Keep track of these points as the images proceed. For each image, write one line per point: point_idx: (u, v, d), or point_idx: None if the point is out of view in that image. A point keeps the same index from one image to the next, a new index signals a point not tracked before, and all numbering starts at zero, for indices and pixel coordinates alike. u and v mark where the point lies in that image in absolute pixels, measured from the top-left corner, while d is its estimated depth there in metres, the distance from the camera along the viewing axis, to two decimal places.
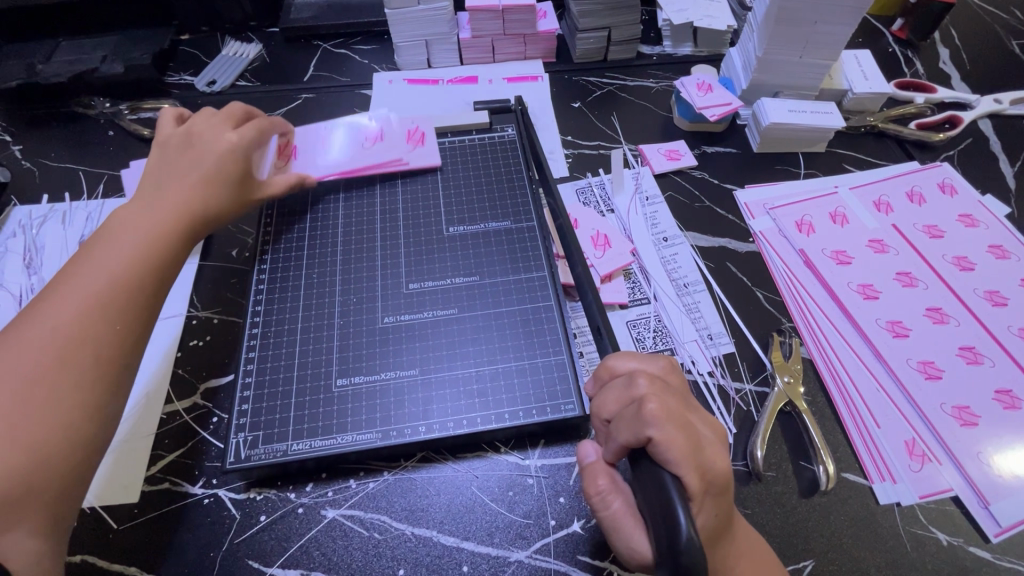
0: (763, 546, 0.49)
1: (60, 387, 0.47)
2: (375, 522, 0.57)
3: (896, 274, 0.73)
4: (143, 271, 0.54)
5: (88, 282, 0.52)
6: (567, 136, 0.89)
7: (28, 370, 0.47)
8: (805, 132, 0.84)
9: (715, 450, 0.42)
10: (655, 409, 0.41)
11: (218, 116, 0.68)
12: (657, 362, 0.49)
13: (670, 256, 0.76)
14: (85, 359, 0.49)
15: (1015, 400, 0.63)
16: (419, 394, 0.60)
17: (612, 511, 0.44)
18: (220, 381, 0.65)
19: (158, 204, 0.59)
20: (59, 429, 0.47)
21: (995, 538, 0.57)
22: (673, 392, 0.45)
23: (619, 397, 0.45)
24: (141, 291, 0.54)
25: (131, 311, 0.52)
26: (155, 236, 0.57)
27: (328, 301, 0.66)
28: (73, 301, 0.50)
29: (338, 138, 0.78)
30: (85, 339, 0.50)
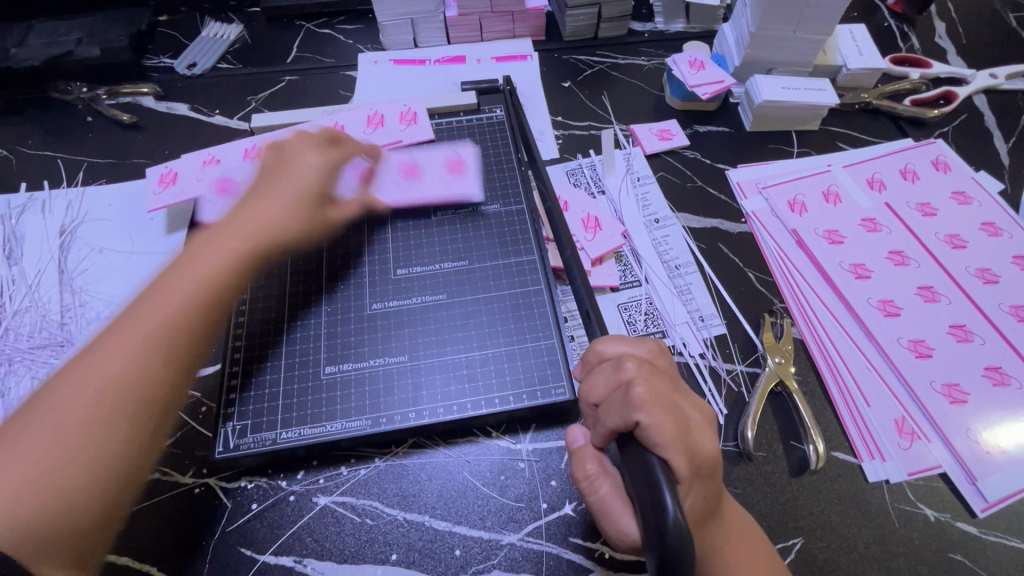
0: (752, 525, 0.50)
1: (97, 434, 0.44)
2: (366, 508, 0.57)
3: (888, 253, 0.73)
4: (193, 309, 0.50)
5: (143, 316, 0.49)
6: (558, 116, 0.87)
7: (65, 417, 0.44)
8: (798, 109, 0.83)
9: (703, 432, 0.42)
10: (643, 393, 0.41)
11: (297, 141, 0.65)
12: (645, 346, 0.48)
13: (661, 237, 0.75)
14: (125, 405, 0.45)
15: (1004, 376, 0.64)
16: (408, 381, 0.60)
17: (601, 495, 0.44)
18: (208, 371, 0.65)
19: (216, 236, 0.55)
20: (86, 475, 0.43)
21: (982, 513, 0.57)
22: (661, 376, 0.45)
23: (606, 382, 0.45)
24: (187, 331, 0.49)
25: (175, 351, 0.48)
26: (210, 270, 0.52)
27: (315, 287, 0.65)
28: (118, 340, 0.47)
29: (418, 165, 0.74)
30: (140, 375, 0.46)
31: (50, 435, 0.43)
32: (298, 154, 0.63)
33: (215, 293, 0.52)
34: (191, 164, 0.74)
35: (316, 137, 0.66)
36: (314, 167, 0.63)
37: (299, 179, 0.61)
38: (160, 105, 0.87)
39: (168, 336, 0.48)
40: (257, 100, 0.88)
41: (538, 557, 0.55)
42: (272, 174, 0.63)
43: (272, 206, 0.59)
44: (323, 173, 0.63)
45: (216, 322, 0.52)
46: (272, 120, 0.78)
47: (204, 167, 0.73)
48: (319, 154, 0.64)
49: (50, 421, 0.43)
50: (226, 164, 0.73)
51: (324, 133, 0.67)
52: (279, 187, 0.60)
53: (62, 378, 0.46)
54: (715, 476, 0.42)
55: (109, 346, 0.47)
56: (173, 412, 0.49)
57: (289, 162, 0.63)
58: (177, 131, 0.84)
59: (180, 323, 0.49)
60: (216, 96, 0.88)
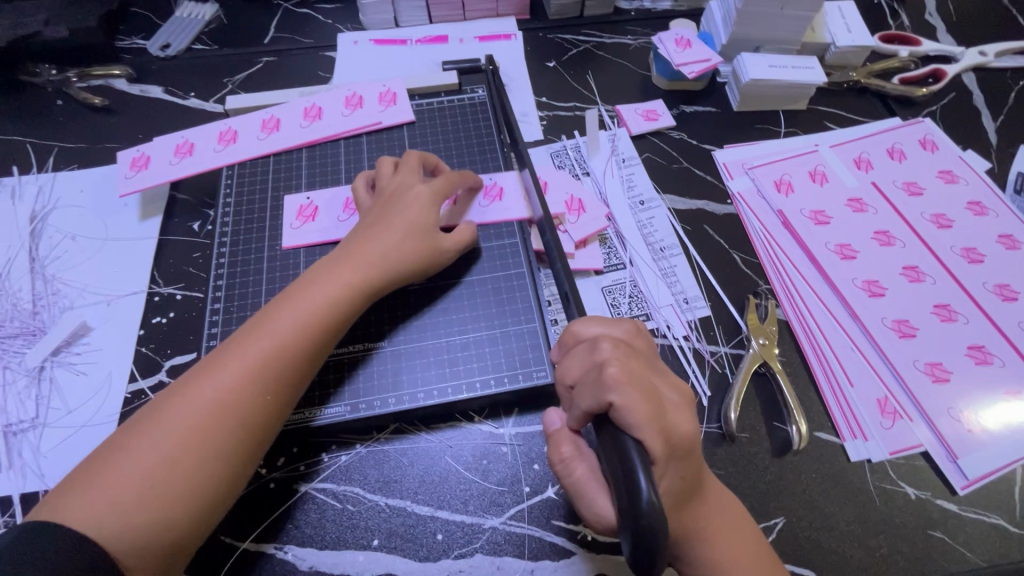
0: (735, 505, 0.49)
1: (196, 454, 0.47)
2: (348, 494, 0.56)
3: (874, 233, 0.72)
4: (293, 344, 0.52)
5: (242, 347, 0.51)
6: (542, 97, 0.85)
7: (172, 433, 0.47)
8: (784, 88, 0.81)
9: (678, 413, 0.42)
10: (617, 374, 0.40)
11: (401, 171, 0.64)
12: (621, 327, 0.48)
13: (646, 219, 0.74)
14: (224, 430, 0.48)
15: (986, 355, 0.64)
16: (387, 367, 0.59)
17: (576, 478, 0.44)
18: (184, 358, 0.63)
19: (337, 265, 0.57)
20: (179, 490, 0.46)
21: (962, 491, 0.58)
22: (637, 356, 0.44)
23: (582, 363, 0.44)
24: (285, 366, 0.51)
25: (272, 384, 0.51)
26: (313, 304, 0.54)
27: (292, 274, 0.65)
28: (224, 367, 0.50)
29: (499, 187, 0.69)
30: (232, 410, 0.49)
31: (157, 448, 0.46)
32: (403, 186, 0.62)
33: (311, 336, 0.53)
34: (164, 149, 0.72)
35: (412, 167, 0.64)
36: (418, 199, 0.61)
37: (418, 213, 0.61)
38: (133, 87, 0.84)
39: (263, 370, 0.50)
40: (233, 82, 0.85)
41: (520, 540, 0.54)
42: (392, 201, 0.62)
43: (390, 239, 0.59)
44: (426, 204, 0.61)
45: (313, 359, 0.53)
46: (247, 102, 0.76)
47: (177, 153, 0.72)
48: (419, 185, 0.62)
49: (159, 434, 0.47)
50: (200, 151, 0.72)
51: (417, 159, 0.65)
52: (386, 218, 0.60)
53: (169, 397, 0.49)
54: (690, 455, 0.42)
55: (217, 370, 0.50)
56: (264, 442, 0.51)
57: (396, 196, 0.62)
58: (150, 114, 0.82)
59: (273, 359, 0.51)
60: (191, 78, 0.86)
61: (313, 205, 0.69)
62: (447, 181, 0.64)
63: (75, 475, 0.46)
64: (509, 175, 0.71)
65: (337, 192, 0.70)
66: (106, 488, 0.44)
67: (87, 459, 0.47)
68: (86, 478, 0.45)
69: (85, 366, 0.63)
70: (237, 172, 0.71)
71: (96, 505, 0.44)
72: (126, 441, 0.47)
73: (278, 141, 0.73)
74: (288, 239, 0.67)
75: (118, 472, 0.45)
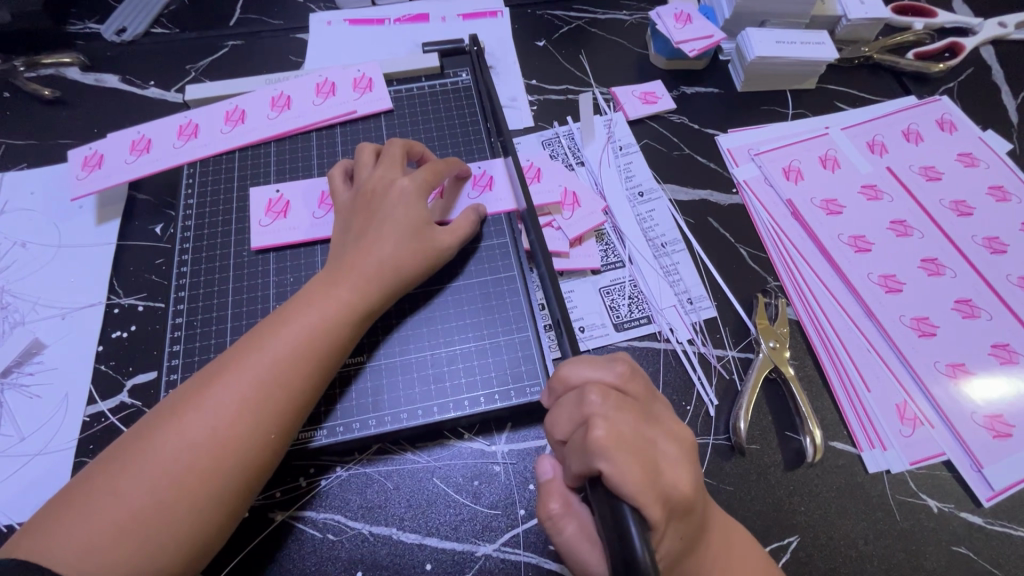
0: (746, 541, 0.46)
1: (191, 492, 0.42)
2: (328, 522, 0.52)
3: (890, 222, 0.67)
4: (295, 368, 0.47)
5: (241, 369, 0.46)
6: (531, 80, 0.79)
7: (163, 463, 0.42)
8: (792, 66, 0.76)
9: (676, 468, 0.38)
10: (604, 438, 0.36)
11: (382, 163, 0.58)
12: (615, 369, 0.42)
13: (646, 212, 0.69)
14: (222, 466, 0.43)
15: (1012, 354, 0.59)
16: (366, 384, 0.55)
17: (567, 536, 0.40)
18: (147, 377, 0.58)
19: (338, 275, 0.52)
20: (171, 532, 0.41)
21: (987, 502, 0.54)
22: (630, 405, 0.40)
23: (570, 417, 0.40)
24: (290, 390, 0.47)
25: (274, 413, 0.46)
26: (317, 320, 0.49)
27: (261, 282, 0.59)
28: (219, 393, 0.45)
29: (489, 175, 0.64)
30: (231, 442, 0.44)
31: (151, 479, 0.42)
32: (386, 181, 0.56)
33: (315, 358, 0.48)
34: (118, 145, 0.66)
35: (396, 158, 0.58)
36: (405, 193, 0.55)
37: (416, 209, 0.55)
38: (86, 76, 0.77)
39: (264, 397, 0.46)
40: (197, 69, 0.78)
41: (515, 568, 0.50)
42: (371, 198, 0.56)
43: (393, 243, 0.54)
44: (415, 199, 0.56)
45: (320, 381, 0.49)
46: (207, 91, 0.69)
47: (132, 150, 0.65)
48: (404, 177, 0.56)
49: (150, 465, 0.42)
50: (158, 147, 0.66)
51: (400, 148, 0.59)
52: (377, 217, 0.55)
53: (161, 421, 0.44)
54: (691, 512, 0.39)
55: (211, 396, 0.45)
56: (265, 475, 0.46)
57: (380, 192, 0.56)
58: (105, 106, 0.75)
59: (274, 386, 0.46)
60: (149, 65, 0.79)
61: (283, 200, 0.63)
62: (434, 170, 0.58)
63: (53, 514, 0.41)
64: (497, 162, 0.65)
65: (310, 185, 0.64)
66: (90, 530, 0.40)
67: (67, 495, 0.42)
68: (66, 518, 0.40)
69: (40, 388, 0.58)
70: (199, 169, 0.65)
71: (78, 542, 0.39)
72: (111, 477, 0.42)
73: (243, 135, 0.66)
74: (256, 238, 0.61)
75: (103, 512, 0.41)
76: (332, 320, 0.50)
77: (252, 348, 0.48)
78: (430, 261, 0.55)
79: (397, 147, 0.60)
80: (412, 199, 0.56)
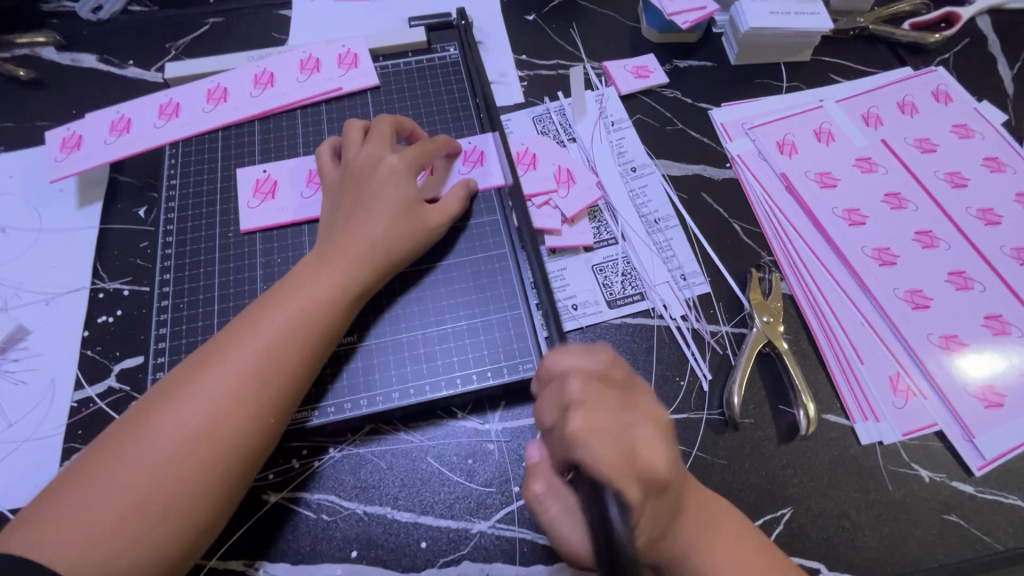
0: (743, 527, 0.45)
1: (188, 477, 0.42)
2: (322, 503, 0.52)
3: (884, 195, 0.67)
4: (287, 351, 0.46)
5: (232, 353, 0.46)
6: (521, 54, 0.77)
7: (156, 451, 0.42)
8: (787, 37, 0.74)
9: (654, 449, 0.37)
10: (581, 427, 0.36)
11: (370, 139, 0.57)
12: (598, 357, 0.43)
13: (639, 188, 0.68)
14: (222, 451, 0.43)
15: (1004, 324, 0.60)
16: (357, 364, 0.54)
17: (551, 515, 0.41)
18: (135, 361, 0.57)
19: (329, 256, 0.51)
20: (174, 519, 0.41)
21: (978, 471, 0.54)
22: (611, 391, 0.40)
23: (554, 403, 0.40)
24: (284, 372, 0.46)
25: (269, 395, 0.45)
26: (310, 302, 0.48)
27: (248, 264, 0.58)
28: (214, 378, 0.44)
29: (480, 150, 0.63)
30: (226, 425, 0.43)
31: (145, 467, 0.41)
32: (374, 158, 0.55)
33: (308, 339, 0.48)
34: (97, 126, 0.64)
35: (384, 134, 0.57)
36: (393, 170, 0.55)
37: (405, 188, 0.54)
38: (63, 56, 0.75)
39: (260, 381, 0.45)
40: (177, 47, 0.76)
41: (511, 545, 0.51)
42: (358, 177, 0.55)
43: (383, 222, 0.53)
44: (405, 177, 0.55)
45: (314, 361, 0.48)
46: (188, 69, 0.67)
47: (111, 131, 0.64)
48: (392, 155, 0.55)
49: (143, 453, 0.42)
50: (138, 128, 0.64)
51: (389, 124, 0.58)
52: (365, 195, 0.54)
53: (153, 407, 0.44)
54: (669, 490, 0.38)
55: (206, 382, 0.44)
56: (264, 459, 0.46)
57: (367, 170, 0.55)
58: (83, 86, 0.73)
59: (267, 368, 0.45)
60: (127, 43, 0.76)
61: (270, 179, 0.62)
62: (422, 147, 0.57)
63: (46, 507, 0.40)
64: (487, 137, 0.63)
65: (297, 165, 0.62)
66: (90, 521, 0.40)
67: (61, 486, 0.41)
68: (63, 510, 0.40)
69: (25, 374, 0.57)
70: (181, 150, 0.64)
71: (76, 532, 0.39)
72: (107, 465, 0.41)
73: (226, 113, 0.65)
74: (245, 220, 0.60)
75: (103, 502, 0.40)
76: (323, 300, 0.49)
77: (242, 331, 0.47)
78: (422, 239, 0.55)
79: (383, 123, 0.58)
80: (400, 177, 0.55)
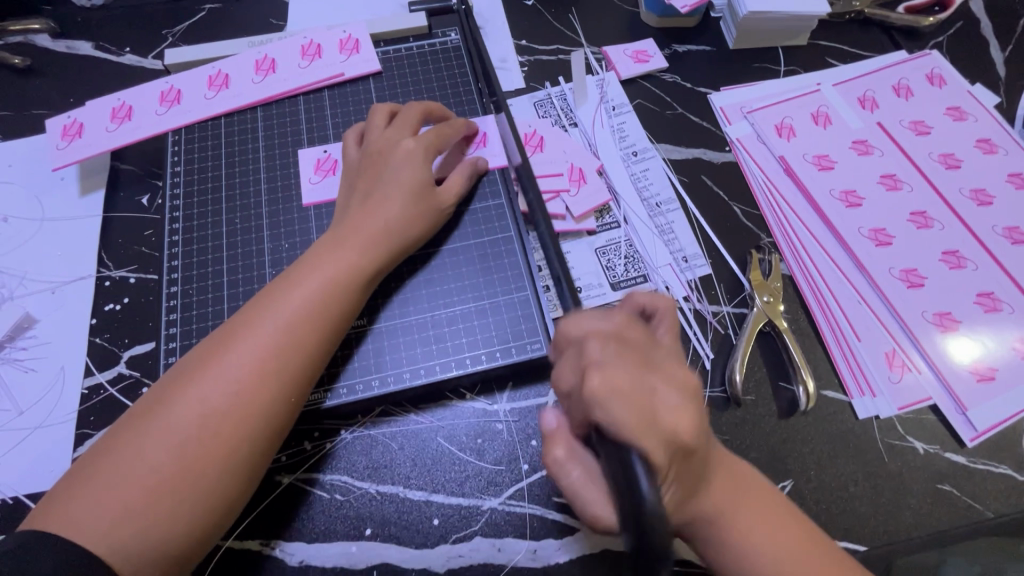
0: (758, 480, 0.47)
1: (215, 454, 0.43)
2: (335, 483, 0.53)
3: (880, 176, 0.68)
4: (307, 330, 0.47)
5: (251, 333, 0.46)
6: (521, 40, 0.77)
7: (182, 429, 0.42)
8: (786, 20, 0.75)
9: (676, 410, 0.37)
10: (598, 381, 0.37)
11: (394, 124, 0.57)
12: (613, 319, 0.44)
13: (640, 172, 0.69)
14: (243, 432, 0.44)
15: (996, 301, 0.61)
16: (368, 347, 0.55)
17: (572, 480, 0.40)
18: (145, 348, 0.58)
19: (342, 237, 0.51)
20: (198, 500, 0.42)
21: (971, 443, 0.56)
22: (630, 352, 0.40)
23: (573, 366, 0.41)
24: (304, 351, 0.47)
25: (291, 373, 0.46)
26: (325, 283, 0.49)
27: (256, 251, 0.59)
28: (234, 360, 0.45)
29: (539, 136, 0.68)
30: (249, 404, 0.44)
31: (173, 444, 0.42)
32: (392, 142, 0.56)
33: (326, 318, 0.48)
34: (98, 113, 0.64)
35: (410, 119, 0.57)
36: (410, 152, 0.55)
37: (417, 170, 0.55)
38: (57, 43, 0.74)
39: (279, 362, 0.45)
40: (174, 34, 0.75)
41: (521, 520, 0.52)
42: (371, 161, 0.55)
43: (392, 205, 0.53)
44: (422, 161, 0.55)
45: (333, 340, 0.49)
46: (190, 56, 0.67)
47: (113, 117, 0.63)
48: (409, 140, 0.55)
49: (169, 430, 0.42)
50: (140, 114, 0.64)
51: (417, 109, 0.58)
52: (381, 177, 0.54)
53: (177, 386, 0.44)
54: (694, 455, 0.39)
55: (219, 369, 0.44)
56: (283, 438, 0.47)
57: (386, 152, 0.55)
58: (80, 74, 0.72)
59: (286, 348, 0.46)
60: (123, 30, 0.75)
61: (332, 159, 0.63)
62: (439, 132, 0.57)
63: (73, 487, 0.41)
64: (489, 122, 0.64)
65: None
66: (120, 500, 0.40)
67: (88, 467, 0.42)
68: (91, 490, 0.41)
69: (34, 362, 0.58)
70: (184, 136, 0.64)
71: (108, 510, 0.40)
72: (130, 448, 0.42)
73: (228, 99, 0.65)
74: (307, 195, 0.61)
75: (129, 483, 0.41)
76: (339, 281, 0.49)
77: (260, 311, 0.47)
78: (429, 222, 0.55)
79: (389, 112, 0.59)
80: (412, 160, 0.55)
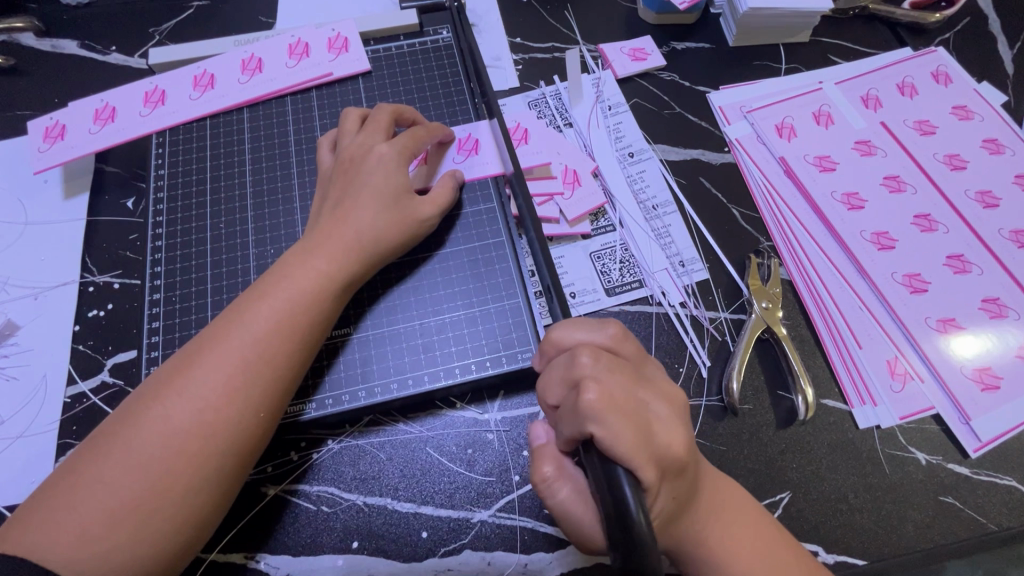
0: (745, 496, 0.46)
1: (185, 473, 0.41)
2: (322, 495, 0.51)
3: (883, 178, 0.66)
4: (280, 344, 0.46)
5: (220, 348, 0.45)
6: (515, 37, 0.75)
7: (150, 447, 0.41)
8: (786, 17, 0.73)
9: (669, 429, 0.38)
10: (596, 398, 0.35)
11: (366, 129, 0.55)
12: (606, 331, 0.41)
13: (636, 174, 0.67)
14: (207, 450, 0.42)
15: (1002, 308, 0.60)
16: (354, 356, 0.53)
17: (561, 500, 0.39)
18: (128, 355, 0.57)
19: (313, 246, 0.50)
20: (168, 518, 0.41)
21: (974, 454, 0.55)
22: (622, 366, 0.39)
23: (561, 379, 0.39)
24: (277, 365, 0.46)
25: (264, 386, 0.45)
26: (293, 295, 0.47)
27: (240, 257, 0.57)
28: (202, 374, 0.43)
29: (523, 129, 0.67)
30: (220, 419, 0.43)
31: (142, 464, 0.41)
32: (366, 147, 0.54)
33: (299, 331, 0.47)
34: (81, 115, 0.62)
35: (381, 124, 0.55)
36: (384, 159, 0.53)
37: (389, 180, 0.53)
38: (42, 42, 0.72)
39: (250, 377, 0.44)
40: (160, 32, 0.74)
41: (512, 534, 0.51)
42: (343, 169, 0.54)
43: (365, 215, 0.51)
44: (397, 168, 0.53)
45: (306, 353, 0.48)
46: (175, 56, 0.66)
47: (96, 119, 0.62)
48: (383, 145, 0.54)
49: (138, 448, 0.41)
50: (124, 116, 0.62)
51: (388, 113, 0.57)
52: (354, 184, 0.52)
53: (145, 403, 0.43)
54: (684, 472, 0.39)
55: (189, 384, 0.43)
56: (254, 454, 0.45)
57: (358, 159, 0.54)
58: (65, 73, 0.71)
59: (258, 361, 0.45)
60: (108, 28, 0.73)
61: None
62: (413, 138, 0.55)
63: (38, 510, 0.40)
64: (481, 125, 0.62)
65: None
66: (83, 521, 0.39)
67: (56, 485, 0.41)
68: (54, 509, 0.40)
69: (16, 370, 0.57)
70: (169, 138, 0.62)
71: (74, 531, 0.39)
72: (97, 467, 0.41)
73: (214, 100, 0.63)
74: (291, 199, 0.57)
75: (95, 503, 0.40)
76: (311, 293, 0.48)
77: (232, 323, 0.46)
78: (408, 232, 0.53)
79: (360, 117, 0.57)
80: (380, 169, 0.53)
